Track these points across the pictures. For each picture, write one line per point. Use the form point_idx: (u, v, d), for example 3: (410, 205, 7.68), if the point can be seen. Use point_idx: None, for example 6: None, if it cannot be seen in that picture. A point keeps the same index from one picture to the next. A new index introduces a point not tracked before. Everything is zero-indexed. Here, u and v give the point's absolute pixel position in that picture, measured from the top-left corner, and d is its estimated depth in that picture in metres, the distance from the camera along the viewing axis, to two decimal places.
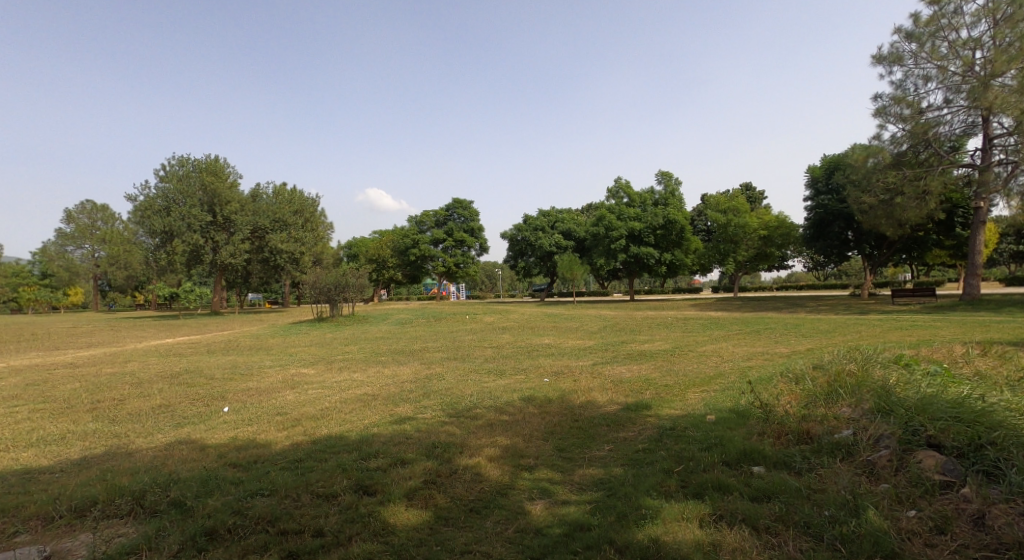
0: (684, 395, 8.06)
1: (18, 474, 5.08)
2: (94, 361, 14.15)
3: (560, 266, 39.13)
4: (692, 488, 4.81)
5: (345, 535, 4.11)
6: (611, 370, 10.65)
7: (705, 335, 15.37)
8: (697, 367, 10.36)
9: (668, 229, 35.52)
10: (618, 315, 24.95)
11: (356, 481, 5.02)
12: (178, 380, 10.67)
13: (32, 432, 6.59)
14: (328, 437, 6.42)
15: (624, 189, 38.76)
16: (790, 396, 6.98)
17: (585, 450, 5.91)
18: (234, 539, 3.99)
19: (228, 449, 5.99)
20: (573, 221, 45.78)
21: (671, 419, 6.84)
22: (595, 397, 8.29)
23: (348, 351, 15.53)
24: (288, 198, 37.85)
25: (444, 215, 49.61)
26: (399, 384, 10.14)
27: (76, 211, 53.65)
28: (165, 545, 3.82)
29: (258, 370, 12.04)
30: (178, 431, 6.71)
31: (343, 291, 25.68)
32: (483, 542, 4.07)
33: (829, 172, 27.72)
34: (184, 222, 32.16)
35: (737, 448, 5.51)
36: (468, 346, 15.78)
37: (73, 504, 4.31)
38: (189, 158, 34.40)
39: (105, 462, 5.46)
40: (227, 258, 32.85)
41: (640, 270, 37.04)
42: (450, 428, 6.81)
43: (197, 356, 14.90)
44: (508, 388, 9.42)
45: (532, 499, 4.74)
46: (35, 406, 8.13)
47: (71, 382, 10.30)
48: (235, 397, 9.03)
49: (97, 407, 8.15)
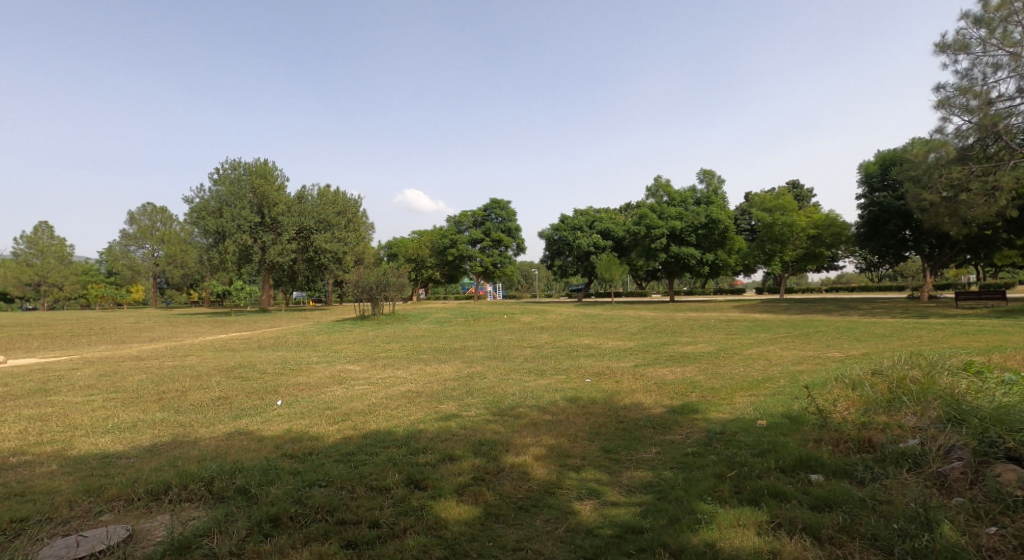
0: (732, 399, 7.85)
1: (98, 457, 5.41)
2: (156, 354, 14.94)
3: (599, 266, 38.77)
4: (747, 494, 4.67)
5: (400, 527, 4.19)
6: (654, 371, 10.49)
7: (750, 338, 14.89)
8: (744, 370, 10.04)
9: (710, 229, 34.64)
10: (658, 316, 24.51)
11: (407, 475, 5.12)
12: (234, 374, 11.14)
13: (108, 418, 7.02)
14: (377, 432, 6.57)
15: (664, 188, 38.11)
16: (847, 402, 6.68)
17: (631, 452, 5.84)
18: (296, 526, 4.13)
19: (284, 441, 6.20)
20: (612, 221, 45.24)
21: (720, 423, 6.66)
22: (640, 399, 8.16)
23: (390, 348, 15.88)
24: (331, 200, 38.96)
25: (482, 215, 49.90)
26: (441, 382, 10.24)
27: (138, 213, 56.38)
28: (234, 529, 3.98)
29: (307, 366, 12.45)
30: (236, 422, 7.01)
31: (384, 290, 26.16)
32: (534, 540, 4.07)
33: (884, 168, 26.53)
34: (235, 223, 33.47)
35: (792, 454, 5.32)
36: (508, 346, 15.86)
37: (149, 487, 4.55)
38: (241, 162, 35.89)
39: (172, 450, 5.73)
40: (275, 257, 34.07)
41: (681, 271, 36.28)
42: (494, 426, 6.84)
43: (249, 351, 15.49)
44: (549, 388, 9.40)
45: (580, 499, 4.72)
46: (109, 396, 8.65)
47: (138, 374, 10.91)
48: (287, 391, 9.37)
49: (164, 397, 8.61)
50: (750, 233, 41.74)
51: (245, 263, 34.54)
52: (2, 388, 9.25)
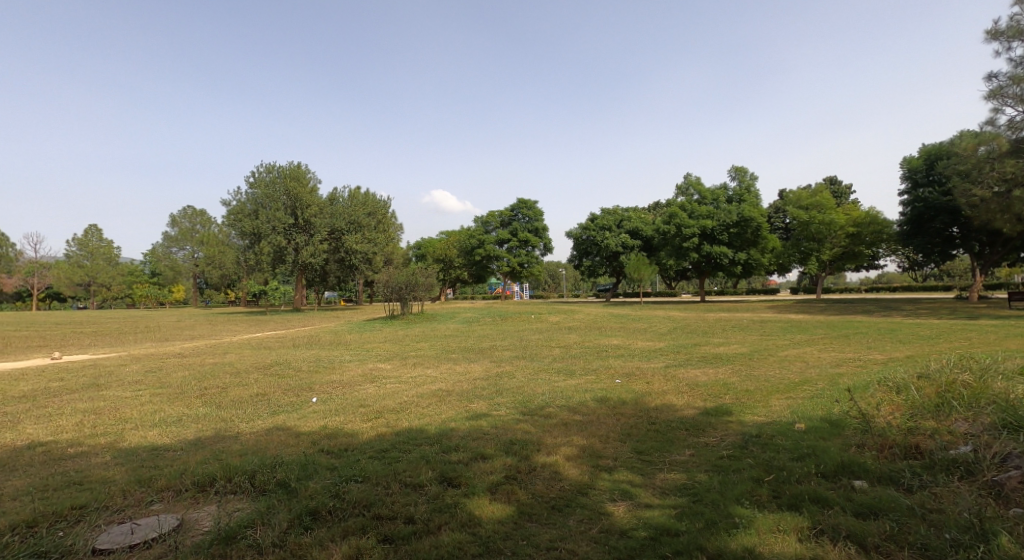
0: (768, 402, 7.67)
1: (147, 449, 5.63)
2: (197, 352, 15.45)
3: (628, 266, 38.34)
4: (786, 499, 4.56)
5: (435, 523, 4.24)
6: (686, 372, 10.31)
7: (786, 340, 14.49)
8: (780, 372, 9.80)
9: (743, 227, 33.90)
10: (689, 317, 24.14)
11: (440, 473, 5.16)
12: (271, 372, 11.44)
13: (155, 412, 7.31)
14: (410, 430, 6.66)
15: (695, 185, 37.51)
16: (891, 406, 6.46)
17: (664, 453, 5.76)
18: (335, 520, 4.22)
19: (320, 437, 6.34)
20: (641, 220, 44.73)
21: (756, 425, 6.53)
22: (671, 400, 8.04)
23: (420, 348, 16.06)
24: (362, 201, 39.65)
25: (509, 215, 49.96)
26: (471, 382, 10.30)
27: (179, 215, 59.05)
28: (276, 521, 4.09)
29: (340, 364, 12.71)
30: (274, 418, 7.21)
31: (413, 290, 26.46)
32: (568, 540, 4.06)
33: (930, 163, 25.52)
34: (270, 224, 34.32)
35: (834, 460, 5.17)
36: (537, 346, 15.86)
37: (195, 479, 4.71)
38: (275, 165, 36.72)
39: (216, 443, 5.91)
40: (307, 258, 34.81)
41: (712, 270, 35.65)
42: (525, 426, 6.84)
43: (284, 350, 15.87)
44: (579, 388, 9.36)
45: (614, 500, 4.69)
46: (155, 391, 8.99)
47: (181, 371, 11.33)
48: (321, 388, 9.56)
49: (206, 393, 8.92)
50: (785, 231, 40.69)
51: (279, 264, 35.37)
52: (57, 383, 9.71)
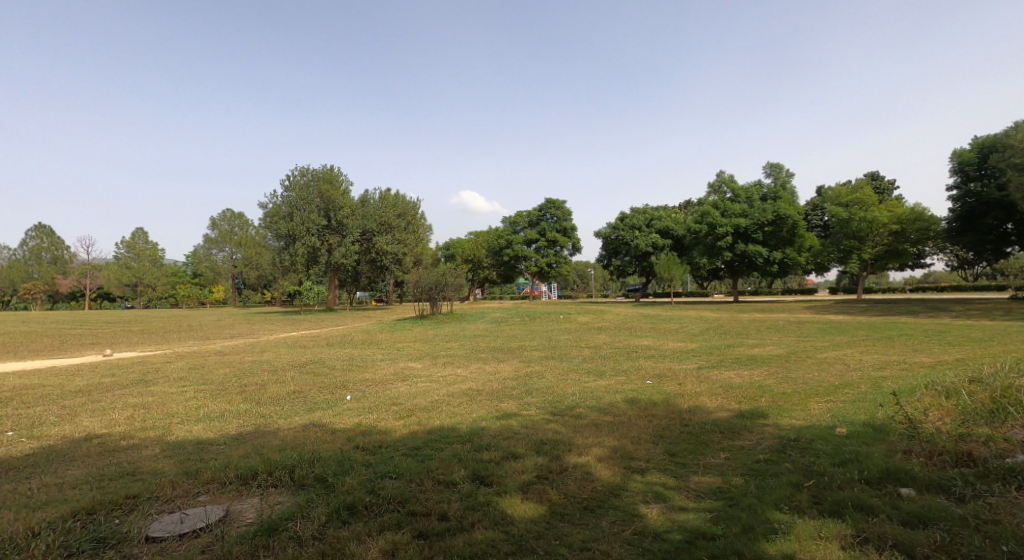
0: (806, 405, 7.47)
1: (192, 443, 5.86)
2: (236, 350, 15.93)
3: (659, 266, 37.80)
4: (828, 505, 4.45)
5: (468, 521, 4.29)
6: (720, 374, 10.12)
7: (825, 341, 14.08)
8: (820, 375, 9.54)
9: (778, 225, 33.08)
10: (722, 318, 23.66)
11: (472, 471, 5.22)
12: (306, 370, 11.73)
13: (199, 408, 7.60)
14: (441, 428, 6.73)
15: (727, 183, 36.81)
16: (940, 411, 6.22)
17: (698, 456, 5.69)
18: (371, 515, 4.31)
19: (354, 434, 6.48)
20: (671, 219, 44.12)
21: (793, 429, 6.37)
22: (705, 402, 7.91)
23: (450, 347, 16.20)
24: (392, 203, 40.20)
25: (537, 215, 49.87)
26: (501, 381, 10.35)
27: (218, 218, 60.78)
28: (315, 515, 4.20)
29: (372, 363, 12.92)
30: (311, 415, 7.39)
31: (443, 290, 26.68)
32: (601, 540, 4.05)
33: (982, 155, 24.42)
34: (304, 226, 35.11)
35: (878, 466, 5.03)
36: (566, 346, 15.82)
37: (238, 472, 4.88)
38: (309, 168, 37.56)
39: (256, 439, 6.09)
40: (340, 258, 35.41)
41: (747, 270, 34.91)
42: (555, 426, 6.85)
43: (319, 348, 16.21)
44: (610, 389, 9.29)
45: (647, 503, 4.65)
46: (198, 387, 9.33)
47: (221, 368, 11.70)
48: (354, 386, 9.75)
49: (246, 390, 9.21)
50: (823, 229, 39.50)
51: (313, 264, 36.10)
52: (108, 378, 10.17)
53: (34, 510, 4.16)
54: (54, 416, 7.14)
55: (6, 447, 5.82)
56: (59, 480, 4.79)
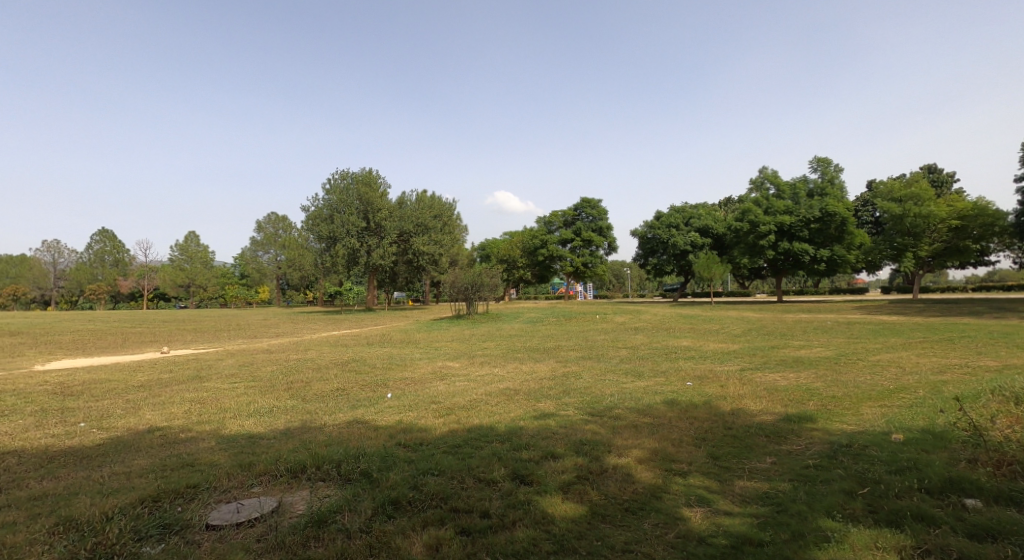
0: (858, 409, 7.18)
1: (245, 437, 6.10)
2: (281, 348, 16.44)
3: (698, 265, 37.02)
4: (885, 515, 4.28)
5: (509, 519, 4.32)
6: (764, 376, 9.87)
7: (879, 343, 13.47)
8: (872, 378, 9.16)
9: (826, 222, 31.88)
10: (765, 318, 23.04)
11: (513, 470, 5.25)
12: (348, 368, 12.02)
13: (249, 403, 7.90)
14: (480, 427, 6.80)
15: (771, 179, 35.75)
16: (1008, 419, 5.87)
17: (742, 460, 5.57)
18: (415, 510, 4.40)
19: (396, 431, 6.60)
20: (711, 216, 43.10)
21: (844, 435, 6.15)
22: (748, 405, 7.72)
23: (487, 347, 16.30)
24: (429, 205, 40.71)
25: (572, 215, 49.53)
26: (538, 381, 10.34)
27: (264, 221, 63.08)
28: (361, 508, 4.31)
29: (411, 362, 13.14)
30: (353, 411, 7.57)
31: (479, 291, 26.88)
32: (644, 543, 4.02)
33: None
34: (344, 228, 35.96)
35: (940, 475, 4.80)
36: (604, 346, 15.71)
37: (288, 465, 5.04)
38: (349, 171, 38.47)
39: (303, 434, 6.29)
40: (378, 259, 36.03)
41: (792, 268, 33.87)
42: (594, 427, 6.82)
43: (360, 347, 16.58)
44: (649, 390, 9.17)
45: (689, 506, 4.58)
46: (248, 384, 9.70)
47: (268, 365, 12.13)
48: (394, 385, 9.95)
49: (292, 387, 9.51)
50: (874, 226, 37.88)
51: (353, 266, 36.91)
52: (166, 374, 10.70)
53: (106, 496, 4.41)
54: (119, 409, 7.57)
55: (79, 437, 6.19)
56: (125, 469, 5.06)
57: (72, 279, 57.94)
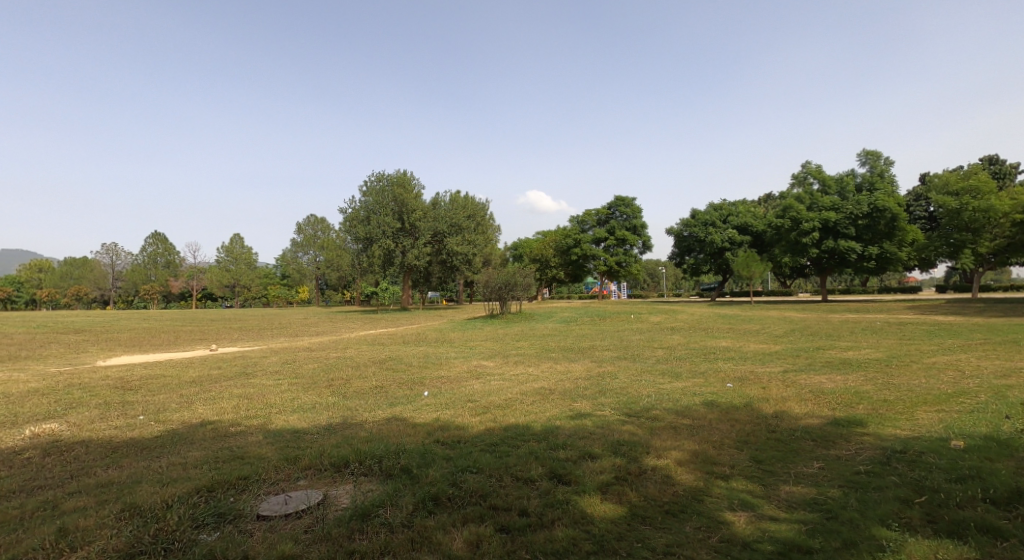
0: (912, 414, 6.89)
1: (290, 432, 6.29)
2: (321, 346, 16.87)
3: (736, 264, 36.15)
4: (945, 525, 4.09)
5: (548, 518, 4.32)
6: (809, 378, 9.56)
7: (933, 345, 12.88)
8: (927, 382, 8.75)
9: (874, 218, 30.69)
10: (808, 318, 22.35)
11: (550, 469, 5.24)
12: (386, 366, 12.24)
13: (293, 399, 8.15)
14: (517, 426, 6.81)
15: (815, 173, 34.67)
16: None
17: (788, 464, 5.41)
18: (455, 507, 4.45)
19: (434, 428, 6.68)
20: (750, 213, 42.02)
21: (899, 440, 5.90)
22: (793, 408, 7.49)
23: (521, 346, 16.36)
24: (462, 205, 41.01)
25: (606, 213, 49.05)
26: (574, 380, 10.29)
27: (304, 223, 64.56)
28: (404, 503, 4.39)
29: (447, 361, 13.28)
30: (392, 409, 7.70)
31: (512, 290, 26.93)
32: (686, 546, 3.94)
33: None
34: (380, 229, 36.59)
35: (1005, 485, 4.55)
36: (640, 346, 15.53)
37: (332, 460, 5.17)
38: (384, 174, 39.09)
39: (345, 430, 6.44)
40: (413, 260, 36.48)
41: (837, 266, 32.72)
42: (632, 427, 6.75)
43: (396, 346, 16.87)
44: (687, 391, 9.01)
45: (733, 509, 4.48)
46: (292, 380, 10.00)
47: (310, 363, 12.48)
48: (431, 383, 10.09)
49: (333, 384, 9.75)
50: (928, 221, 36.21)
51: (388, 266, 37.50)
52: (214, 370, 11.12)
53: (166, 485, 4.62)
54: (174, 403, 7.91)
55: (138, 429, 6.50)
56: (182, 460, 5.30)
57: (128, 279, 60.86)
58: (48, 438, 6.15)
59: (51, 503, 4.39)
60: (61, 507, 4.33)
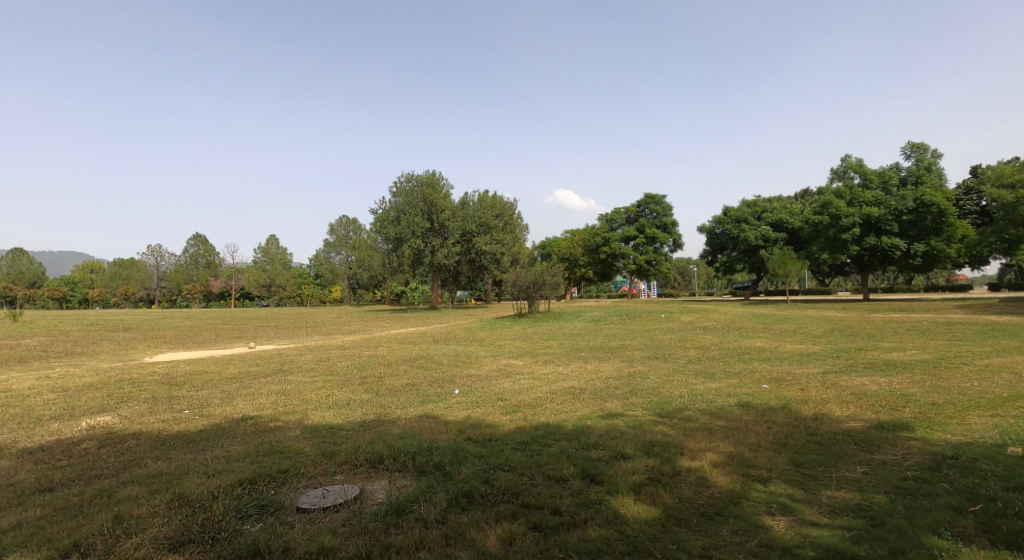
0: (964, 419, 6.58)
1: (325, 428, 6.41)
2: (354, 345, 17.17)
3: (771, 262, 35.25)
4: (1002, 536, 3.90)
5: (582, 517, 4.28)
6: (851, 380, 9.25)
7: (983, 346, 12.29)
8: (978, 385, 8.36)
9: (920, 214, 29.51)
10: (847, 318, 21.61)
11: (583, 468, 5.20)
12: (417, 364, 12.37)
13: (328, 396, 8.31)
14: (548, 425, 6.78)
15: (855, 167, 33.50)
16: None
17: (829, 468, 5.24)
18: (488, 504, 4.46)
19: (465, 426, 6.70)
20: (785, 209, 40.95)
21: (949, 446, 5.65)
22: (833, 411, 7.26)
23: (551, 345, 16.31)
24: (490, 204, 41.13)
25: (635, 211, 48.46)
26: (604, 380, 10.20)
27: (337, 224, 65.80)
28: (437, 499, 4.42)
29: (477, 359, 13.33)
30: (424, 406, 7.77)
31: (541, 289, 26.89)
32: (724, 550, 3.86)
33: None
34: (410, 229, 37.00)
35: None
36: (672, 346, 15.30)
37: (367, 455, 5.25)
38: (414, 174, 39.47)
39: (379, 426, 6.53)
40: (442, 259, 36.81)
41: (879, 264, 31.60)
42: (665, 428, 6.64)
43: (427, 344, 17.05)
44: (722, 392, 8.84)
45: (772, 514, 4.36)
46: (326, 377, 10.21)
47: (344, 361, 12.71)
48: (462, 381, 10.15)
49: (366, 381, 9.90)
50: (980, 215, 34.66)
51: (418, 266, 37.90)
52: (253, 367, 11.44)
53: (210, 477, 4.76)
54: (216, 398, 8.16)
55: (184, 422, 6.72)
56: (225, 453, 5.45)
57: (171, 280, 63.27)
58: (102, 430, 6.41)
59: (107, 492, 4.58)
60: (115, 495, 4.50)
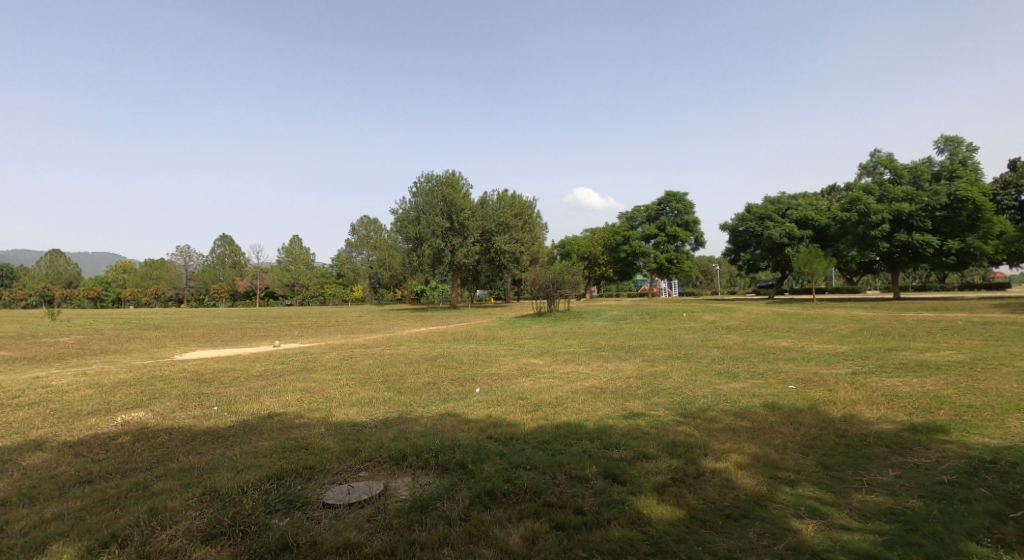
0: (1002, 422, 6.35)
1: (349, 425, 6.47)
2: (376, 343, 17.36)
3: (796, 260, 34.55)
4: None
5: (605, 517, 4.25)
6: (880, 381, 9.01)
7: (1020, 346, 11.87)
8: (1016, 387, 8.07)
9: (954, 209, 28.63)
10: (876, 317, 21.05)
11: (605, 468, 5.16)
12: (438, 363, 12.42)
13: (351, 394, 8.39)
14: (570, 424, 6.75)
15: (885, 162, 32.67)
16: None
17: (860, 471, 5.11)
18: (511, 502, 4.45)
19: (487, 425, 6.70)
20: (811, 206, 40.16)
21: (986, 450, 5.46)
22: (863, 412, 7.07)
23: (571, 344, 16.24)
24: (510, 203, 41.13)
25: (656, 209, 47.96)
26: (625, 380, 10.12)
27: (358, 224, 66.64)
28: (460, 497, 4.43)
29: (497, 358, 13.35)
30: (445, 405, 7.80)
31: (561, 288, 26.79)
32: (750, 552, 3.80)
33: None
34: (430, 229, 37.21)
35: None
36: (694, 345, 15.11)
37: (390, 453, 5.29)
38: (434, 174, 39.66)
39: (401, 424, 6.57)
40: (462, 258, 36.97)
41: (910, 262, 30.74)
42: (689, 428, 6.55)
43: (447, 343, 17.14)
44: (746, 392, 8.68)
45: (800, 517, 4.27)
46: (349, 375, 10.32)
47: (365, 359, 12.85)
48: (482, 380, 10.17)
49: (388, 379, 9.98)
50: (1018, 211, 33.41)
51: (438, 265, 38.09)
52: (278, 365, 11.62)
53: (239, 472, 4.84)
54: (244, 395, 8.31)
55: (213, 419, 6.85)
56: (253, 449, 5.54)
57: (199, 279, 64.71)
58: (136, 425, 6.58)
59: (142, 485, 4.69)
60: (150, 488, 4.61)
